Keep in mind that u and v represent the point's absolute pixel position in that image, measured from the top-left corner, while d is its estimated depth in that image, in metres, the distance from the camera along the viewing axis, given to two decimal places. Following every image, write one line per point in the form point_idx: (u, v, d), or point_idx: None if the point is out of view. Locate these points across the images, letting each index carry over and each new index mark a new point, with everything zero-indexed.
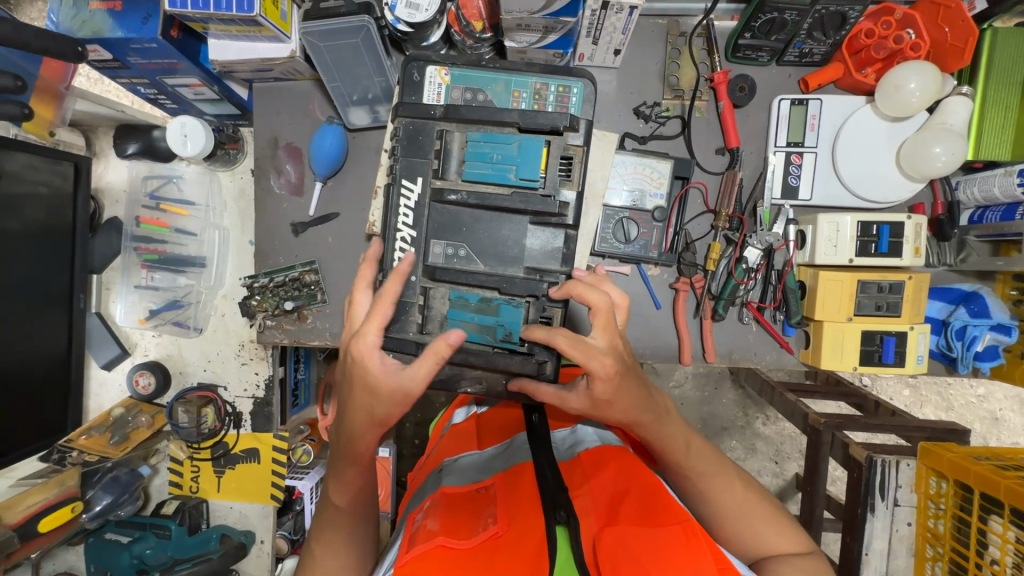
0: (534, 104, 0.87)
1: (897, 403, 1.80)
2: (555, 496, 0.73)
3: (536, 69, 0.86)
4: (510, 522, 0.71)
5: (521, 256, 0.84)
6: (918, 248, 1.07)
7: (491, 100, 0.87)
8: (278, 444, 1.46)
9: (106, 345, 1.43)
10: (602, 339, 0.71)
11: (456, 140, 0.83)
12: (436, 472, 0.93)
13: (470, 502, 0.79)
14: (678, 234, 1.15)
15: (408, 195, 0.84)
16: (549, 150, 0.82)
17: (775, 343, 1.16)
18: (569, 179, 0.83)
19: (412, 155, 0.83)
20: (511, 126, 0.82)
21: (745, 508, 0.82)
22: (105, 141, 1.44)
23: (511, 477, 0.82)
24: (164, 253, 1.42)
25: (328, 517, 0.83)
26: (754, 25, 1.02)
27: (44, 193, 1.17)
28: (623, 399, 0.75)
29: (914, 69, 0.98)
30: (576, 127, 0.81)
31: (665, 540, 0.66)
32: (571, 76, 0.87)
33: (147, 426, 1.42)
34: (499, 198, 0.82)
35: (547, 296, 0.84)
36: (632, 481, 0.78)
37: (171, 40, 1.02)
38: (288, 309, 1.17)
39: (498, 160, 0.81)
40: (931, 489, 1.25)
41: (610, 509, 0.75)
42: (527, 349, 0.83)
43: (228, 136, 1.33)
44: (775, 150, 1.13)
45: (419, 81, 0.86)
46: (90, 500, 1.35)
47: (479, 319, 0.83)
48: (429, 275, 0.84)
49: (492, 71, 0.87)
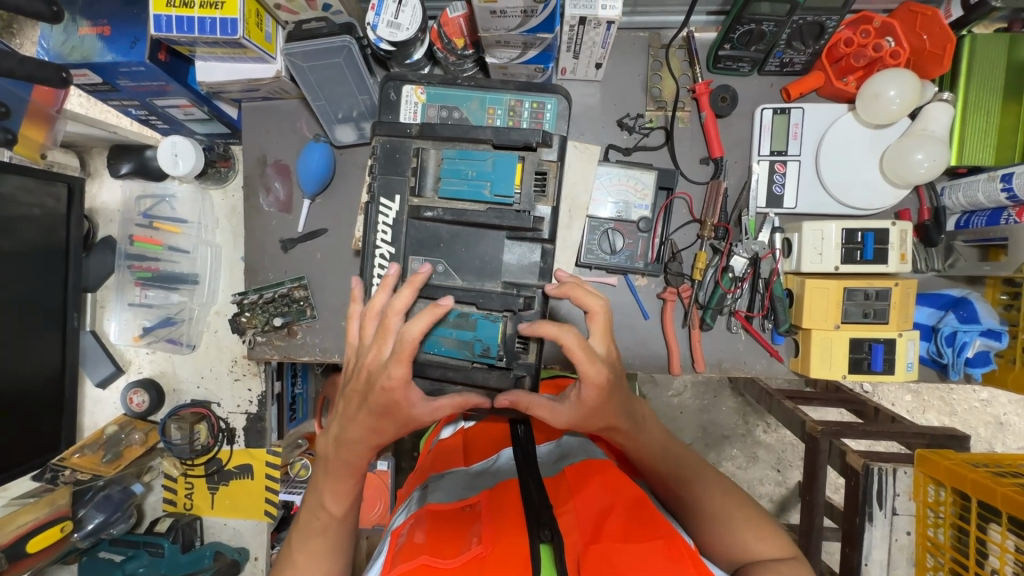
0: (508, 120, 0.87)
1: (899, 409, 1.77)
2: (540, 512, 0.72)
3: (510, 85, 0.87)
4: (495, 541, 0.70)
5: (499, 271, 0.84)
6: (904, 254, 1.06)
7: (466, 118, 0.88)
8: (271, 460, 1.46)
9: (101, 363, 1.45)
10: (600, 344, 0.75)
11: (432, 157, 0.84)
12: (422, 488, 0.92)
13: (455, 519, 0.78)
14: (664, 244, 1.15)
15: (386, 213, 0.84)
16: (523, 165, 0.82)
17: (764, 352, 1.16)
18: (544, 194, 0.83)
19: (390, 173, 0.84)
20: (486, 143, 0.83)
21: (726, 511, 0.81)
22: (100, 161, 1.46)
23: (496, 493, 0.81)
24: (157, 271, 1.43)
25: (314, 525, 0.81)
26: (733, 36, 1.03)
27: (37, 214, 1.19)
28: (606, 408, 0.77)
29: (893, 77, 0.99)
30: (548, 143, 0.82)
31: (650, 554, 0.65)
32: (545, 92, 0.88)
33: (140, 444, 1.41)
34: (475, 214, 0.83)
35: (525, 310, 0.83)
36: (616, 493, 0.78)
37: (158, 62, 1.04)
38: (277, 325, 1.18)
39: (473, 177, 0.82)
40: (930, 498, 1.23)
41: (595, 525, 0.74)
42: (506, 363, 0.83)
43: (219, 154, 1.36)
44: (759, 159, 1.13)
45: (395, 101, 0.88)
46: (81, 519, 1.36)
47: (457, 334, 0.83)
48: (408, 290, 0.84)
49: (468, 89, 0.88)
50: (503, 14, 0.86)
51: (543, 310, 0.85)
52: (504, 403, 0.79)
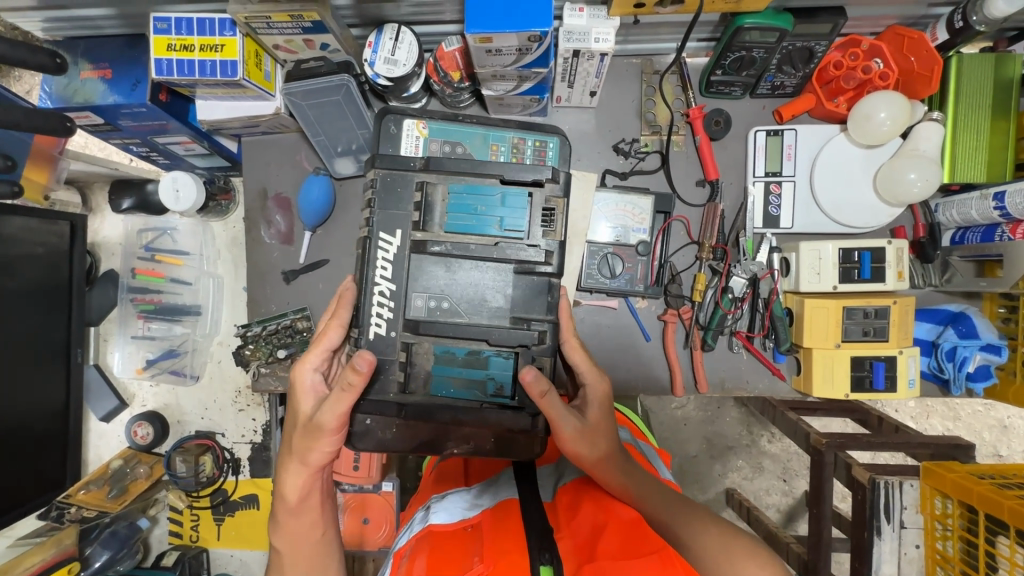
0: (512, 157, 0.89)
1: (902, 415, 1.77)
2: (540, 535, 0.69)
3: (512, 124, 0.89)
4: (497, 560, 0.66)
5: (505, 305, 0.85)
6: (901, 272, 1.07)
7: (469, 153, 0.90)
8: (277, 489, 1.46)
9: (104, 397, 1.45)
10: (595, 379, 0.88)
11: (437, 193, 0.85)
12: (425, 509, 0.90)
13: (454, 540, 0.76)
14: (663, 266, 1.16)
15: (386, 249, 0.85)
16: (532, 201, 0.84)
17: (767, 370, 1.16)
18: (551, 229, 0.85)
19: (389, 208, 0.85)
20: (493, 178, 0.84)
21: (726, 550, 0.73)
22: (101, 196, 1.48)
23: (498, 512, 0.79)
24: (159, 303, 1.43)
25: (289, 572, 0.82)
26: (725, 63, 1.05)
27: (40, 252, 1.20)
28: (603, 425, 0.86)
29: (883, 99, 1.00)
30: (556, 179, 0.85)
31: (644, 570, 0.61)
32: (547, 131, 0.90)
33: (145, 477, 1.42)
34: (482, 249, 0.84)
35: (535, 345, 0.85)
36: (609, 515, 0.76)
37: (159, 103, 1.05)
38: (282, 356, 1.21)
39: (481, 211, 0.84)
40: (937, 510, 1.23)
41: (589, 544, 0.71)
42: (518, 402, 0.86)
43: (220, 187, 1.37)
44: (754, 181, 1.15)
45: (396, 134, 0.87)
46: (88, 557, 1.33)
47: (468, 373, 0.85)
48: (413, 328, 0.85)
49: (471, 125, 0.90)
50: (498, 52, 0.88)
51: (554, 344, 0.86)
52: (527, 374, 0.78)
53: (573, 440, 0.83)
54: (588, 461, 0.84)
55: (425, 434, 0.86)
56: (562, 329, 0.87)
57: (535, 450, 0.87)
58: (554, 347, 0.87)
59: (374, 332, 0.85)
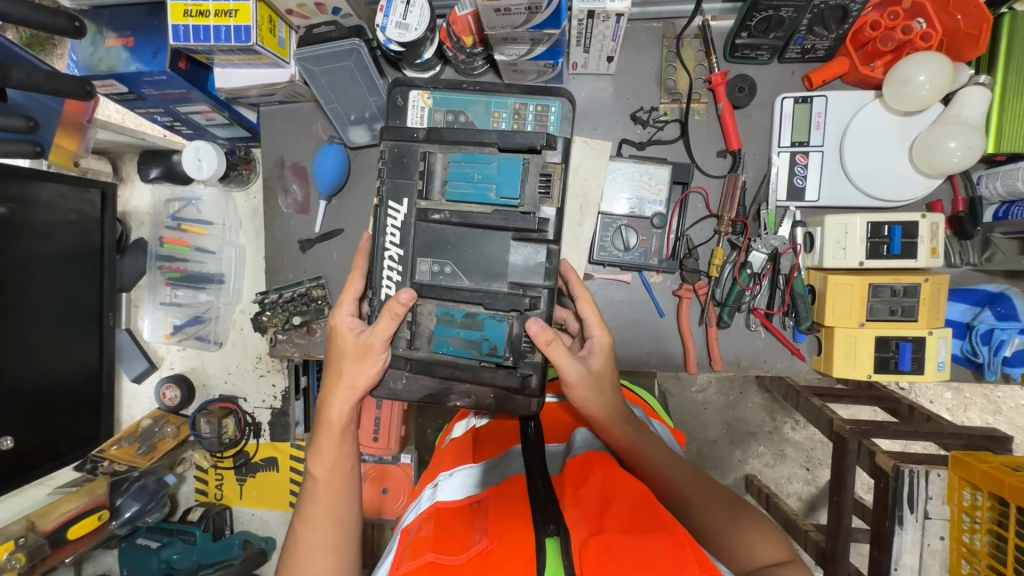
0: (513, 123, 0.87)
1: (937, 406, 1.69)
2: (546, 508, 0.67)
3: (514, 89, 0.87)
4: (501, 536, 0.66)
5: (505, 271, 0.84)
6: (935, 248, 1.01)
7: (472, 121, 0.88)
8: (296, 453, 1.51)
9: (136, 359, 1.52)
10: (599, 332, 0.88)
11: (439, 161, 0.84)
12: (433, 486, 0.86)
13: (461, 517, 0.75)
14: (680, 239, 1.12)
15: (395, 216, 0.85)
16: (527, 168, 0.82)
17: (786, 350, 1.12)
18: (548, 195, 0.82)
19: (398, 177, 0.85)
20: (492, 146, 0.83)
21: (734, 520, 0.78)
22: (131, 166, 1.54)
23: (505, 488, 0.77)
24: (186, 271, 1.48)
25: (315, 507, 0.83)
26: (750, 24, 0.99)
27: (73, 219, 1.25)
28: (608, 374, 0.88)
29: (917, 62, 0.94)
30: (553, 145, 0.82)
31: (652, 545, 0.60)
32: (549, 94, 0.87)
33: (172, 436, 1.49)
34: (481, 216, 0.83)
35: (531, 310, 0.83)
36: (617, 486, 0.74)
37: (179, 71, 1.07)
38: (297, 323, 1.21)
39: (479, 179, 0.82)
40: (966, 502, 1.17)
41: (598, 516, 0.69)
42: (512, 363, 0.84)
43: (240, 157, 1.40)
44: (779, 151, 1.09)
45: (402, 106, 0.88)
46: (119, 507, 1.42)
47: (465, 334, 0.84)
48: (416, 291, 0.85)
49: (473, 92, 0.88)
50: (508, 11, 0.85)
51: (550, 310, 0.84)
52: (533, 326, 0.79)
53: (585, 389, 0.85)
54: (591, 407, 0.87)
55: (431, 386, 0.89)
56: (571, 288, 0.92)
57: (531, 408, 0.88)
58: (551, 313, 0.84)
59: (386, 293, 0.85)
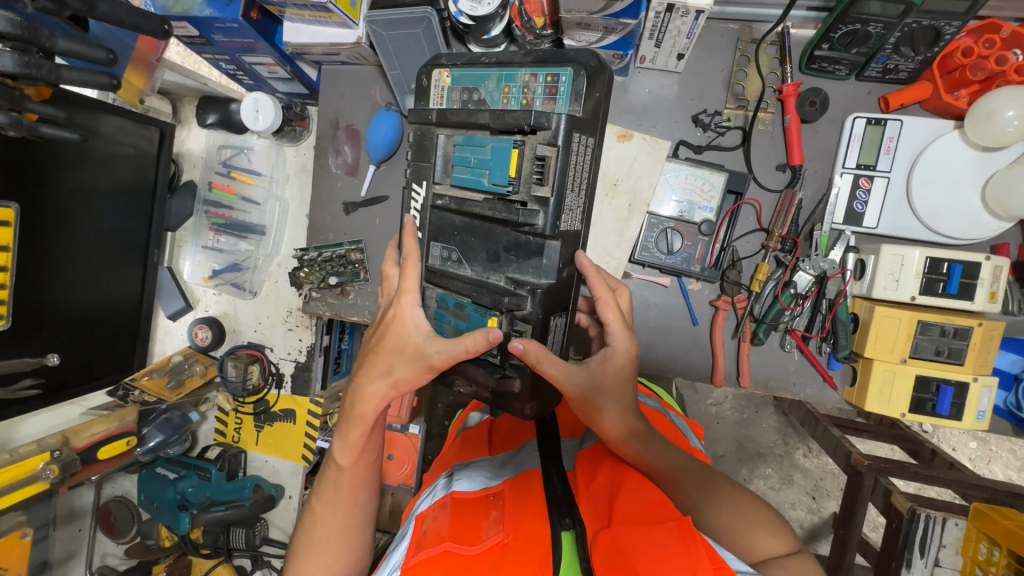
0: (522, 99, 0.81)
1: (960, 455, 1.64)
2: (565, 502, 0.68)
3: (526, 59, 0.81)
4: (517, 530, 0.67)
5: (502, 265, 0.83)
6: (994, 293, 0.97)
7: (484, 100, 0.84)
8: (313, 409, 1.55)
9: (173, 298, 1.58)
10: (620, 340, 0.83)
11: (444, 144, 0.85)
12: (448, 476, 0.87)
13: (477, 506, 0.75)
14: (724, 250, 1.10)
15: (415, 199, 0.89)
16: (521, 151, 0.76)
17: (818, 376, 1.09)
18: (542, 181, 0.77)
19: (420, 161, 0.88)
20: (485, 128, 0.80)
21: (741, 516, 0.76)
22: (189, 109, 1.57)
23: (520, 484, 0.77)
24: (230, 218, 1.52)
25: (337, 493, 0.83)
26: (834, 36, 0.95)
27: (132, 153, 1.28)
28: (616, 386, 0.83)
29: (1016, 96, 0.87)
30: (543, 124, 0.75)
31: (658, 537, 0.60)
32: (560, 63, 0.78)
33: (200, 375, 1.54)
34: (475, 203, 0.81)
35: (519, 311, 0.81)
36: (624, 479, 0.76)
37: (251, 21, 1.08)
38: (333, 283, 1.23)
39: (475, 164, 0.80)
40: (981, 556, 1.13)
41: (608, 512, 0.70)
42: (498, 361, 0.85)
43: (295, 113, 1.40)
44: (843, 171, 1.05)
45: (425, 87, 0.90)
46: (144, 436, 1.48)
47: (456, 323, 0.86)
48: (428, 274, 0.90)
49: (489, 66, 0.84)
50: None
51: (538, 311, 0.80)
52: (515, 348, 0.77)
53: (581, 401, 0.82)
54: (593, 418, 0.84)
55: None
56: (592, 283, 0.82)
57: (525, 412, 0.84)
58: (538, 316, 0.81)
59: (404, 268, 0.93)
